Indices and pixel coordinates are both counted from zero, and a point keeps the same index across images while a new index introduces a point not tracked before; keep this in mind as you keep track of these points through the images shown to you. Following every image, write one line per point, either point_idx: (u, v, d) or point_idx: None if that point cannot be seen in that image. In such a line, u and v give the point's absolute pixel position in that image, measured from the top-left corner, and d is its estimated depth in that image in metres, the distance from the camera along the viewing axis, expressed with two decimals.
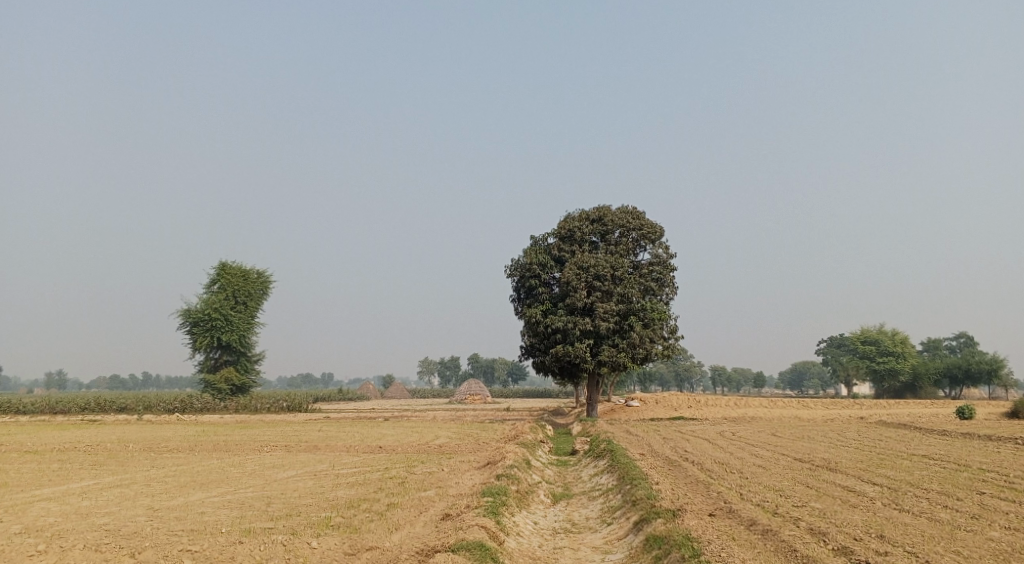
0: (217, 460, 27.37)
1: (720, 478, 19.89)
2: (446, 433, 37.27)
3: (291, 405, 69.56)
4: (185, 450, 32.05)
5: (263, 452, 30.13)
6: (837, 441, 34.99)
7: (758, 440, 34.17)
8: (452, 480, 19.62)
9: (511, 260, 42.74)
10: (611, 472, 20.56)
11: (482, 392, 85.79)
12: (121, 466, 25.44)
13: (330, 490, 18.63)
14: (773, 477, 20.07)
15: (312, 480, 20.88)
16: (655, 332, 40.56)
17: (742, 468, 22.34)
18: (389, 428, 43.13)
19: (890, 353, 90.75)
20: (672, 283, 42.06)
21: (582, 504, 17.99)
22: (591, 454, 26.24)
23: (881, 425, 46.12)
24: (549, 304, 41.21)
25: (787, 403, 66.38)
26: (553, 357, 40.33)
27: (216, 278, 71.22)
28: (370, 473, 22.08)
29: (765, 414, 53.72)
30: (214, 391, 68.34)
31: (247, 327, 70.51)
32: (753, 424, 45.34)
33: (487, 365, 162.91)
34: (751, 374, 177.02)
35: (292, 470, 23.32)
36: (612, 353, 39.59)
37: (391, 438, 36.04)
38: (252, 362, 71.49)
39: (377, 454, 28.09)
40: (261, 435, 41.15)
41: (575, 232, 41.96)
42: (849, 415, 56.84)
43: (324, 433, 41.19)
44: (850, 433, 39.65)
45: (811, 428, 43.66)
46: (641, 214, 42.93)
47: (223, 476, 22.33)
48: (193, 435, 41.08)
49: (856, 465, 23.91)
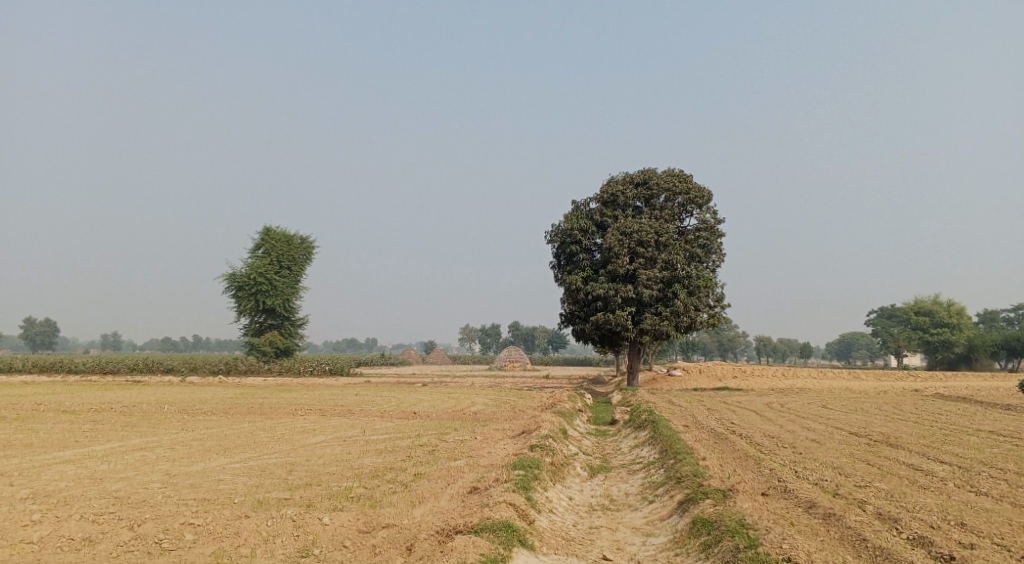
0: (247, 424, 26.78)
1: (772, 453, 18.47)
2: (483, 400, 36.40)
3: (333, 369, 69.66)
4: (219, 413, 31.62)
5: (296, 416, 29.50)
6: (893, 415, 33.21)
7: (808, 413, 32.60)
8: (484, 449, 18.59)
9: (552, 226, 41.34)
10: (653, 445, 19.28)
11: (522, 359, 85.11)
12: (150, 428, 24.99)
13: (355, 458, 17.69)
14: (829, 454, 18.59)
15: (339, 446, 20.06)
16: (700, 300, 38.98)
17: (795, 443, 20.86)
18: (426, 394, 42.47)
19: (945, 325, 87.15)
20: (719, 249, 40.29)
21: (622, 479, 16.77)
22: (631, 424, 25.00)
23: (937, 399, 43.98)
24: (590, 270, 39.81)
25: (838, 374, 64.19)
26: (593, 325, 39.05)
27: (260, 243, 71.10)
28: (399, 440, 21.16)
29: (814, 385, 51.85)
30: (258, 353, 68.58)
31: (291, 292, 70.42)
32: (801, 395, 43.59)
33: (528, 332, 162.19)
34: (797, 344, 173.73)
35: (321, 436, 22.57)
36: (655, 321, 38.17)
37: (427, 403, 35.32)
38: (295, 327, 71.46)
39: (410, 421, 27.20)
40: (299, 398, 40.73)
41: (618, 196, 40.35)
42: (903, 387, 54.62)
43: (360, 397, 40.68)
44: (906, 407, 37.74)
45: (863, 400, 41.73)
46: (688, 177, 41.06)
47: (250, 441, 21.65)
48: (231, 398, 40.84)
49: (918, 441, 22.23)
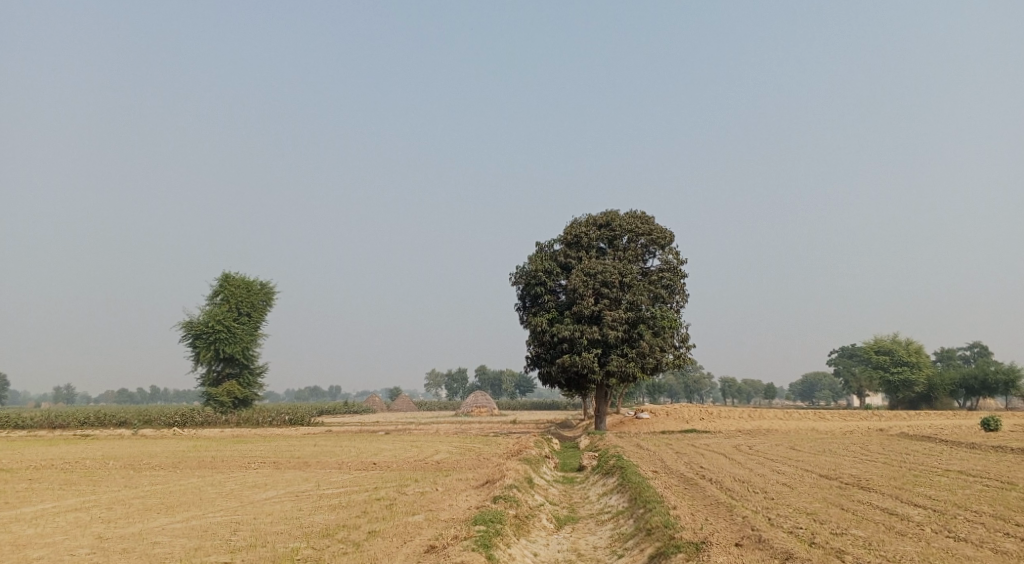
0: (197, 479, 25.43)
1: (743, 499, 17.80)
2: (446, 448, 35.35)
3: (293, 418, 67.85)
4: (168, 467, 30.11)
5: (250, 470, 28.19)
6: (861, 455, 32.87)
7: (777, 455, 32.12)
8: (445, 502, 17.66)
9: (516, 268, 40.84)
10: (621, 493, 18.51)
11: (488, 404, 83.89)
12: (91, 486, 23.53)
13: (307, 515, 16.64)
14: (802, 498, 17.99)
15: (291, 502, 18.95)
16: (666, 341, 38.61)
17: (766, 487, 20.24)
18: (388, 443, 41.21)
19: (904, 363, 88.63)
20: (683, 289, 40.04)
21: (589, 530, 15.97)
22: (599, 471, 24.23)
23: (903, 438, 43.83)
24: (555, 312, 39.26)
25: (804, 415, 64.06)
26: (559, 367, 38.35)
27: (219, 290, 69.55)
28: (356, 494, 20.08)
29: (782, 426, 51.52)
30: (216, 404, 66.54)
31: (251, 339, 68.74)
32: (768, 437, 43.19)
33: (493, 377, 160.96)
34: (761, 385, 174.46)
35: (274, 491, 21.41)
36: (620, 363, 37.64)
37: (388, 453, 34.16)
38: (255, 375, 69.63)
39: (369, 472, 26.07)
40: (255, 450, 39.19)
41: (581, 238, 40.07)
42: (869, 427, 54.53)
43: (319, 448, 39.31)
44: (873, 446, 37.45)
45: (830, 441, 41.38)
46: (650, 218, 40.95)
47: (197, 498, 20.41)
48: (183, 452, 39.17)
49: (889, 483, 21.76)
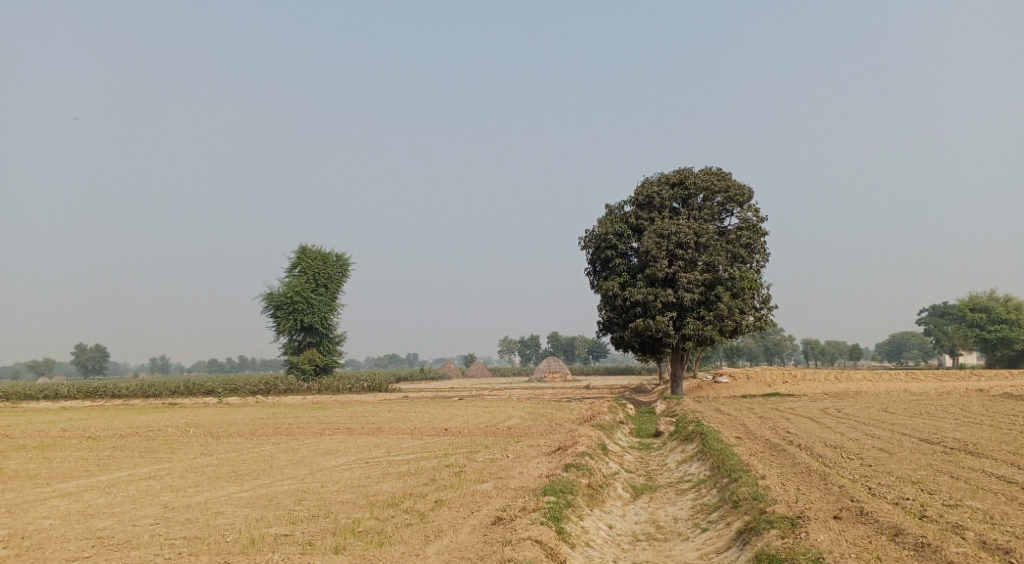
0: (270, 446, 25.36)
1: (838, 466, 16.42)
2: (519, 414, 34.71)
3: (372, 385, 68.75)
4: (244, 434, 30.31)
5: (323, 437, 28.07)
6: (962, 418, 30.75)
7: (870, 418, 30.30)
8: (515, 470, 16.88)
9: (585, 231, 39.57)
10: (703, 460, 17.37)
11: (562, 369, 83.20)
12: (168, 454, 23.65)
13: (373, 484, 16.07)
14: (904, 465, 16.49)
15: (359, 469, 18.48)
16: (745, 302, 36.88)
17: (861, 453, 18.76)
18: (462, 409, 40.85)
19: (1002, 321, 83.10)
20: (763, 248, 38.09)
21: (669, 500, 14.93)
22: (677, 437, 23.07)
23: (1006, 399, 41.17)
24: (628, 276, 37.92)
25: (894, 376, 61.09)
26: (633, 331, 37.10)
27: (296, 262, 70.45)
28: (425, 461, 19.49)
29: (872, 388, 49.09)
30: (297, 372, 67.81)
31: (328, 309, 69.50)
32: (858, 399, 41.14)
33: (567, 343, 160.26)
34: (846, 346, 168.70)
35: (343, 458, 21.04)
36: (697, 326, 36.14)
37: (461, 419, 33.74)
38: (334, 344, 70.50)
39: (440, 438, 25.55)
40: (331, 416, 39.39)
41: (654, 198, 38.47)
42: (966, 387, 51.48)
43: (394, 414, 39.25)
44: (975, 408, 35.13)
45: (925, 403, 39.06)
46: (727, 174, 38.94)
47: (267, 465, 20.16)
48: (263, 419, 39.61)
49: (1000, 448, 19.95)
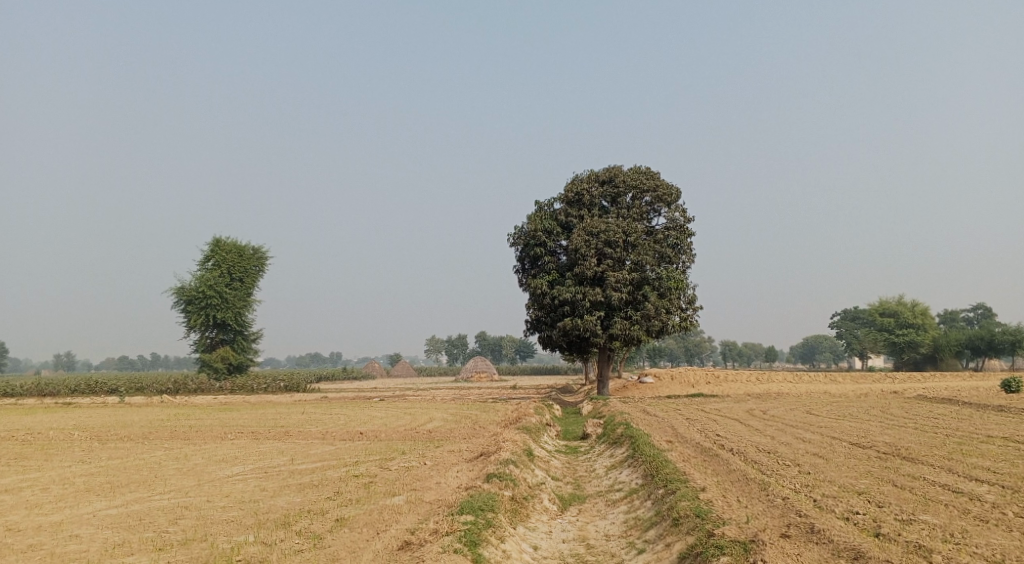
0: (161, 452, 22.92)
1: (777, 474, 15.39)
2: (440, 415, 33.00)
3: (289, 384, 65.76)
4: (136, 439, 27.56)
5: (224, 442, 25.70)
6: (885, 420, 30.60)
7: (796, 420, 29.84)
8: (431, 479, 15.23)
9: (514, 227, 38.12)
10: (634, 467, 16.09)
11: (487, 369, 81.77)
12: (40, 462, 20.99)
13: (266, 498, 14.13)
14: (844, 473, 15.54)
15: (256, 480, 16.47)
16: (672, 303, 36.09)
17: (797, 459, 17.84)
18: (381, 410, 38.86)
19: (909, 325, 85.96)
20: (690, 249, 37.37)
21: (599, 513, 13.53)
22: (605, 440, 21.74)
23: (921, 400, 41.63)
24: (556, 274, 36.65)
25: (814, 377, 61.76)
26: (560, 331, 35.87)
27: (210, 255, 66.78)
28: (331, 470, 17.64)
29: (792, 389, 49.25)
30: (209, 370, 64.24)
31: (244, 305, 66.14)
32: (780, 401, 40.97)
33: (494, 343, 159.26)
34: (762, 348, 172.90)
35: (241, 466, 18.91)
36: (625, 326, 35.16)
37: (379, 421, 31.81)
38: (249, 341, 67.12)
39: (352, 443, 23.63)
40: (238, 419, 36.78)
41: (583, 195, 37.30)
42: (882, 389, 52.32)
43: (307, 416, 36.91)
44: (895, 410, 35.19)
45: (847, 404, 39.13)
46: (656, 173, 38.12)
47: (151, 475, 17.91)
48: (162, 421, 36.67)
49: (933, 453, 19.35)
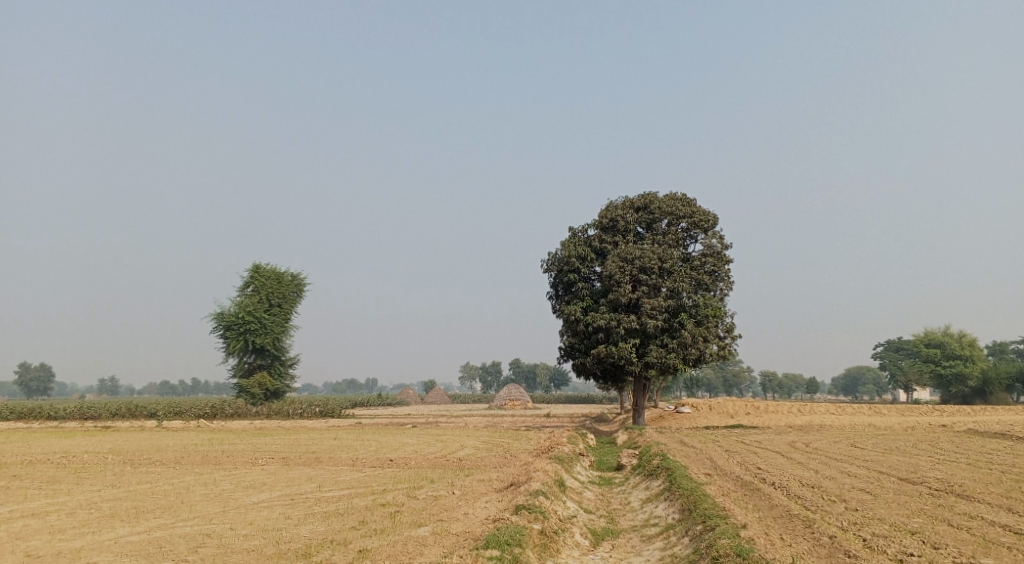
0: (191, 477, 22.72)
1: (822, 510, 14.60)
2: (473, 443, 32.50)
3: (324, 410, 65.78)
4: (168, 463, 27.45)
5: (254, 467, 25.49)
6: (934, 454, 29.35)
7: (840, 453, 28.78)
8: (460, 510, 14.73)
9: (548, 253, 37.73)
10: (671, 500, 15.43)
11: (522, 397, 81.08)
12: (70, 485, 20.90)
13: (290, 527, 13.75)
14: (895, 511, 14.70)
15: (281, 508, 16.12)
16: (709, 331, 35.26)
17: (842, 494, 17.01)
18: (414, 437, 38.43)
19: (957, 356, 83.61)
20: (727, 276, 36.58)
21: (634, 549, 12.91)
22: (641, 471, 21.05)
23: (971, 434, 40.04)
24: (590, 301, 36.10)
25: (857, 409, 60.00)
26: (595, 358, 35.25)
27: (249, 281, 67.39)
28: (358, 498, 17.24)
29: (835, 421, 47.79)
30: (247, 395, 64.49)
31: (281, 331, 66.49)
32: (823, 433, 39.71)
33: (529, 370, 158.54)
34: (803, 379, 169.60)
35: (268, 493, 18.61)
36: (661, 354, 34.43)
37: (411, 448, 31.41)
38: (286, 367, 67.35)
39: (382, 470, 23.22)
40: (271, 444, 36.62)
41: (618, 221, 36.82)
42: (929, 422, 50.60)
43: (339, 443, 36.64)
44: (944, 444, 33.82)
45: (893, 437, 37.76)
46: (692, 199, 37.51)
47: (178, 500, 17.67)
48: (195, 445, 36.65)
49: (988, 491, 18.33)
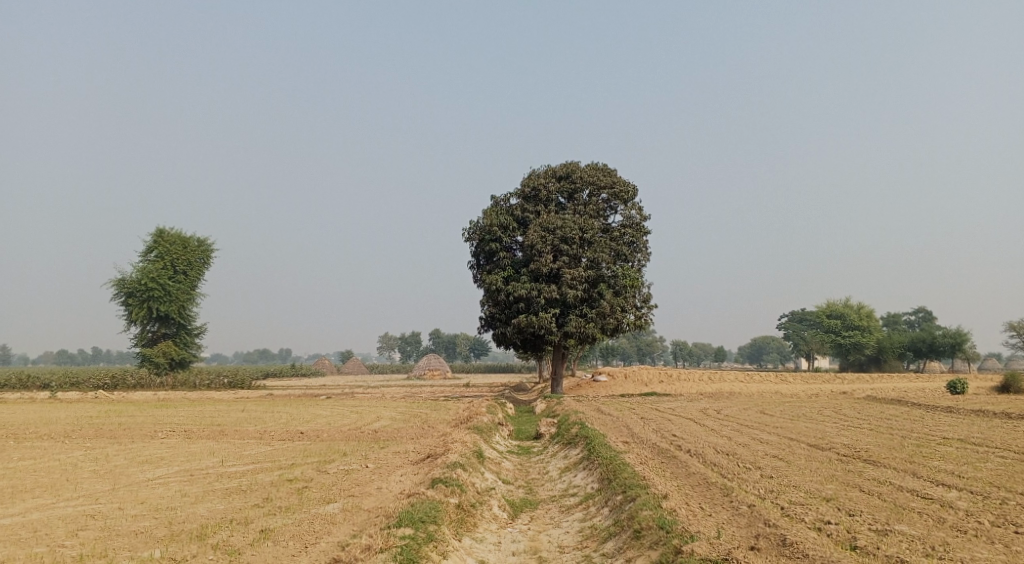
0: (82, 452, 21.19)
1: (738, 477, 14.56)
2: (388, 414, 31.69)
3: (234, 381, 63.50)
4: (58, 437, 25.65)
5: (154, 441, 24.04)
6: (839, 420, 30.22)
7: (751, 420, 29.28)
8: (372, 485, 14.03)
9: (469, 222, 36.95)
10: (590, 470, 15.11)
11: (440, 367, 80.44)
12: None
13: (186, 506, 12.77)
14: (809, 477, 14.78)
15: (179, 484, 15.05)
16: (627, 301, 35.33)
17: (758, 462, 17.07)
18: (327, 408, 37.28)
19: (856, 327, 86.30)
20: (646, 247, 36.66)
21: (552, 521, 12.51)
22: (560, 440, 20.75)
23: (872, 401, 41.62)
24: (511, 270, 35.60)
25: (765, 377, 61.80)
26: (515, 328, 34.84)
27: (152, 246, 64.01)
28: (264, 473, 16.30)
29: (745, 389, 49.01)
30: (150, 365, 61.61)
31: (187, 298, 63.60)
32: (734, 400, 40.54)
33: (447, 340, 157.91)
34: (712, 349, 174.60)
35: (166, 469, 17.43)
36: (580, 324, 34.31)
37: (323, 420, 30.39)
38: (192, 336, 64.61)
39: (291, 443, 22.22)
40: (174, 416, 34.84)
41: (540, 190, 36.32)
42: (831, 389, 52.50)
43: (247, 414, 35.23)
44: (848, 411, 34.92)
45: (800, 404, 38.88)
46: (613, 170, 37.34)
47: (64, 478, 16.32)
48: (91, 418, 34.55)
49: (894, 456, 18.78)
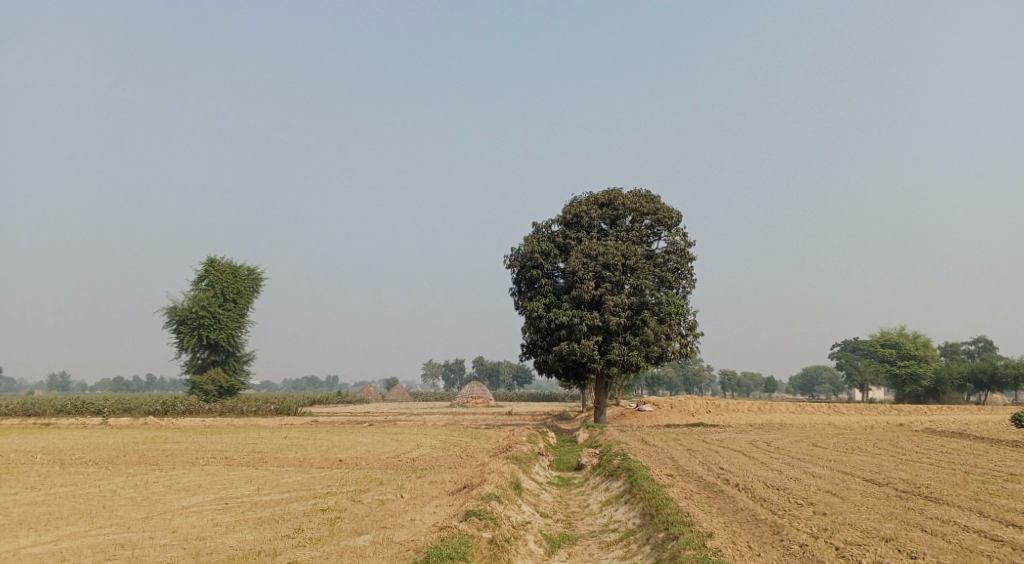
0: (123, 478, 21.21)
1: (790, 514, 13.79)
2: (429, 442, 31.35)
3: (281, 407, 63.54)
4: (103, 463, 25.81)
5: (195, 468, 24.02)
6: (896, 454, 28.93)
7: (802, 453, 28.17)
8: (405, 516, 13.62)
9: (511, 249, 36.68)
10: (631, 504, 14.50)
11: (484, 395, 80.05)
12: None
13: (216, 536, 12.51)
14: (866, 515, 13.94)
15: (212, 513, 14.83)
16: (671, 329, 34.55)
17: (810, 497, 16.22)
18: (368, 436, 37.12)
19: (912, 357, 83.87)
20: (690, 274, 35.89)
21: (591, 558, 11.93)
22: (601, 472, 20.10)
23: (930, 434, 39.96)
24: (553, 297, 35.16)
25: (818, 408, 59.99)
26: (557, 356, 34.30)
27: (203, 275, 65.20)
28: (299, 502, 16.02)
29: (795, 420, 47.52)
30: (199, 392, 62.41)
31: (237, 326, 64.44)
32: (784, 432, 39.26)
33: (491, 368, 157.52)
34: (762, 378, 171.10)
35: (202, 496, 17.27)
36: (623, 352, 33.64)
37: (364, 448, 30.14)
38: (241, 363, 65.37)
39: (329, 472, 21.95)
40: (218, 443, 34.99)
41: (582, 217, 35.91)
42: (887, 421, 50.65)
43: (290, 442, 35.20)
44: (904, 444, 33.48)
45: (853, 437, 37.47)
46: (656, 196, 36.78)
47: (101, 504, 16.24)
48: (137, 444, 34.83)
49: (957, 493, 17.73)
